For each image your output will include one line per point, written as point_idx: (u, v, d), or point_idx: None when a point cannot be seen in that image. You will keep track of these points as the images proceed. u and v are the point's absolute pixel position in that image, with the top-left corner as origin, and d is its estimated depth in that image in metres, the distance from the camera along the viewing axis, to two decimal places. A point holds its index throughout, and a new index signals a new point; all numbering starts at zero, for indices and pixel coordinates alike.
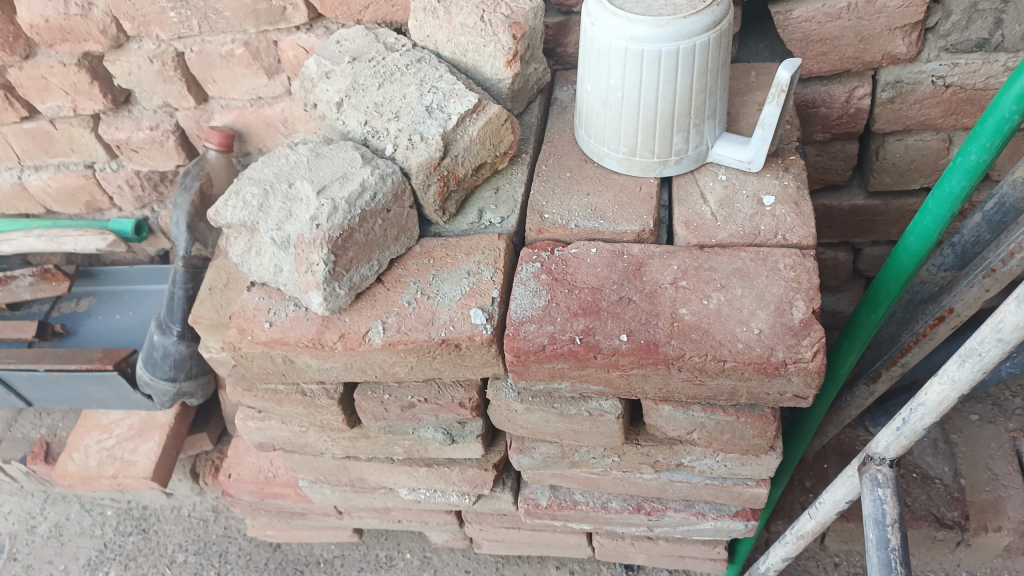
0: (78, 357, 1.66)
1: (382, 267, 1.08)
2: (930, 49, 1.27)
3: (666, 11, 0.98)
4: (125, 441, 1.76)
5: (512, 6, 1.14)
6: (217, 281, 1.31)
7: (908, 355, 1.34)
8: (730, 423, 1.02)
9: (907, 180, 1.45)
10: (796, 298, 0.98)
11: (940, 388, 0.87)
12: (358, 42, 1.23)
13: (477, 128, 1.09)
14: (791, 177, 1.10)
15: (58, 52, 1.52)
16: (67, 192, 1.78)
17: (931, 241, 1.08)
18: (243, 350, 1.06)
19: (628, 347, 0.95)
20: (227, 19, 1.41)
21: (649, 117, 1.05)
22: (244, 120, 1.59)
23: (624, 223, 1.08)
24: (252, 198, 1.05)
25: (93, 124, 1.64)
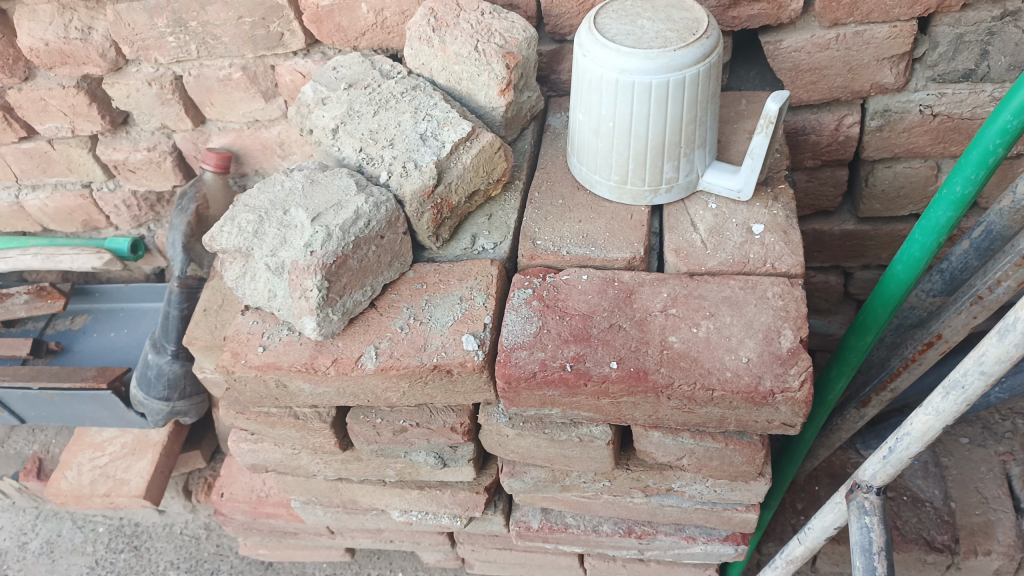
0: (73, 375, 1.66)
1: (375, 292, 1.09)
2: (918, 79, 1.29)
3: (656, 44, 1.00)
4: (118, 458, 1.76)
5: (505, 36, 1.17)
6: (213, 302, 1.32)
7: (897, 380, 1.35)
8: (720, 450, 1.03)
9: (896, 206, 1.46)
10: (784, 327, 0.99)
11: (925, 418, 0.88)
12: (353, 68, 1.25)
13: (470, 155, 1.11)
14: (780, 207, 1.11)
15: (57, 74, 1.53)
16: (64, 211, 1.80)
17: (918, 270, 1.09)
18: (237, 373, 1.07)
19: (618, 375, 0.96)
20: (225, 44, 1.43)
21: (640, 147, 1.07)
22: (241, 143, 1.61)
23: (615, 250, 1.10)
24: (247, 224, 1.06)
25: (91, 145, 1.66)
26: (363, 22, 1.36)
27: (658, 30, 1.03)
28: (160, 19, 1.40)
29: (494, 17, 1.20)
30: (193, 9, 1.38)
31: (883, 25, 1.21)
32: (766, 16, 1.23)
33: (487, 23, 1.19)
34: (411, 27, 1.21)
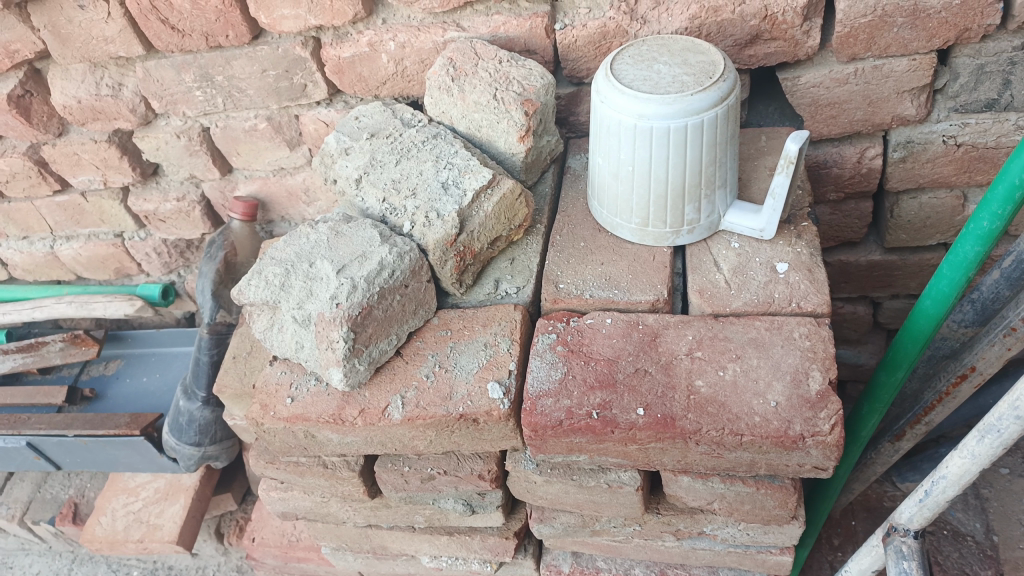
0: (107, 423, 1.69)
1: (400, 341, 1.10)
2: (940, 109, 1.28)
3: (673, 89, 1.01)
4: (151, 504, 1.78)
5: (524, 84, 1.19)
6: (241, 349, 1.34)
7: (932, 414, 1.33)
8: (751, 494, 1.01)
9: (923, 237, 1.45)
10: (812, 368, 0.98)
11: (960, 461, 0.86)
12: (375, 118, 1.27)
13: (491, 203, 1.12)
14: (804, 245, 1.11)
15: (90, 129, 1.57)
16: (97, 259, 1.84)
17: (948, 305, 1.08)
18: (266, 425, 1.08)
19: (645, 422, 0.96)
20: (250, 97, 1.47)
21: (660, 189, 1.07)
22: (267, 190, 1.64)
23: (639, 292, 1.10)
24: (274, 278, 1.08)
25: (123, 196, 1.70)
26: (384, 72, 1.38)
27: (675, 75, 1.03)
28: (187, 74, 1.44)
29: (512, 65, 1.22)
30: (219, 64, 1.41)
31: (902, 58, 1.21)
32: (783, 54, 1.23)
33: (505, 71, 1.21)
34: (431, 77, 1.23)
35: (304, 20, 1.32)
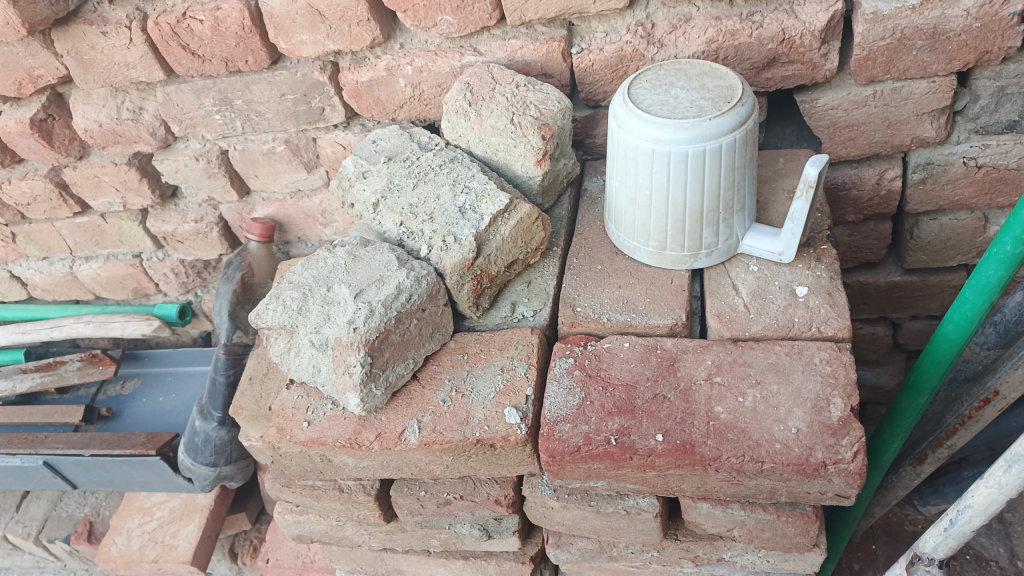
0: (123, 442, 1.70)
1: (417, 364, 1.09)
2: (960, 131, 1.27)
3: (691, 114, 1.01)
4: (166, 524, 1.78)
5: (541, 108, 1.19)
6: (258, 371, 1.34)
7: (954, 438, 1.31)
8: (772, 522, 0.99)
9: (943, 258, 1.43)
10: (833, 394, 0.97)
11: (987, 490, 0.85)
12: (393, 141, 1.28)
13: (508, 227, 1.12)
14: (824, 268, 1.10)
15: (110, 152, 1.59)
16: (115, 280, 1.85)
17: (970, 329, 1.07)
18: (282, 449, 1.08)
19: (664, 448, 0.95)
20: (269, 120, 1.48)
21: (678, 213, 1.07)
22: (285, 212, 1.65)
23: (657, 316, 1.09)
24: (292, 301, 1.08)
25: (142, 217, 1.71)
26: (401, 96, 1.39)
27: (692, 99, 1.03)
28: (206, 98, 1.45)
29: (530, 90, 1.23)
30: (239, 88, 1.43)
31: (921, 81, 1.20)
32: (801, 77, 1.23)
33: (522, 96, 1.22)
34: (448, 102, 1.24)
35: (323, 45, 1.34)
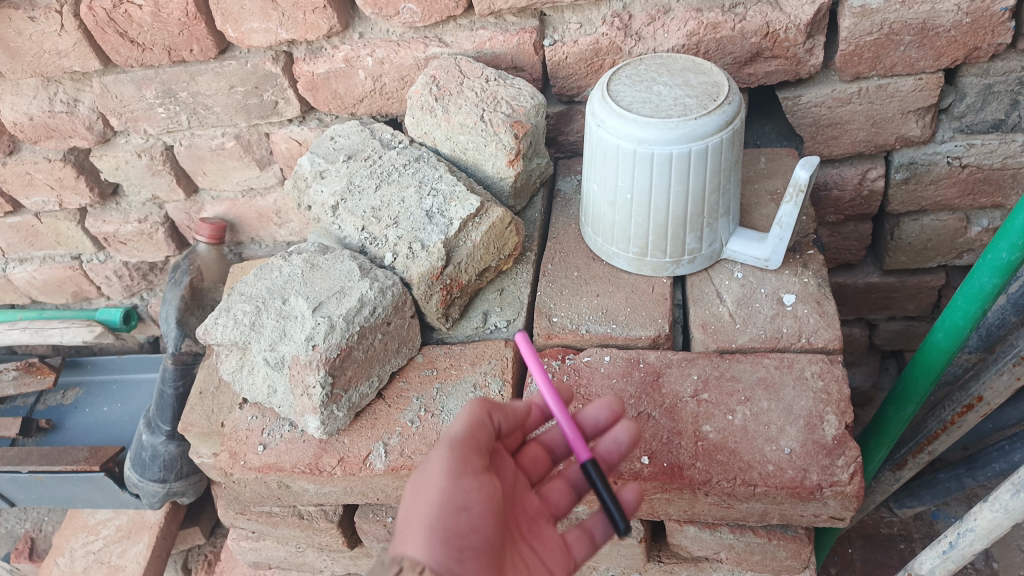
0: (64, 458, 1.58)
1: (382, 382, 1.01)
2: (944, 130, 1.23)
3: (675, 112, 0.94)
4: (113, 543, 1.64)
5: (512, 105, 1.12)
6: (208, 385, 1.24)
7: (935, 444, 1.26)
8: (761, 545, 0.94)
9: (923, 259, 1.41)
10: (826, 411, 0.91)
11: (991, 515, 0.80)
12: (352, 138, 1.19)
13: (480, 232, 1.05)
14: (811, 275, 1.05)
15: (43, 148, 1.46)
16: (53, 283, 1.73)
17: (961, 338, 1.02)
18: (235, 476, 0.99)
19: (650, 471, 0.88)
20: (217, 114, 1.37)
21: (660, 218, 1.00)
22: (236, 211, 1.55)
23: (638, 327, 1.03)
24: (242, 316, 0.99)
25: (80, 217, 1.59)
26: (361, 89, 1.30)
27: (676, 97, 0.96)
28: (148, 90, 1.34)
29: (500, 84, 1.15)
30: (183, 79, 1.32)
31: (908, 78, 1.15)
32: (784, 72, 1.18)
33: (492, 91, 1.14)
34: (413, 97, 1.15)
35: (275, 34, 1.24)
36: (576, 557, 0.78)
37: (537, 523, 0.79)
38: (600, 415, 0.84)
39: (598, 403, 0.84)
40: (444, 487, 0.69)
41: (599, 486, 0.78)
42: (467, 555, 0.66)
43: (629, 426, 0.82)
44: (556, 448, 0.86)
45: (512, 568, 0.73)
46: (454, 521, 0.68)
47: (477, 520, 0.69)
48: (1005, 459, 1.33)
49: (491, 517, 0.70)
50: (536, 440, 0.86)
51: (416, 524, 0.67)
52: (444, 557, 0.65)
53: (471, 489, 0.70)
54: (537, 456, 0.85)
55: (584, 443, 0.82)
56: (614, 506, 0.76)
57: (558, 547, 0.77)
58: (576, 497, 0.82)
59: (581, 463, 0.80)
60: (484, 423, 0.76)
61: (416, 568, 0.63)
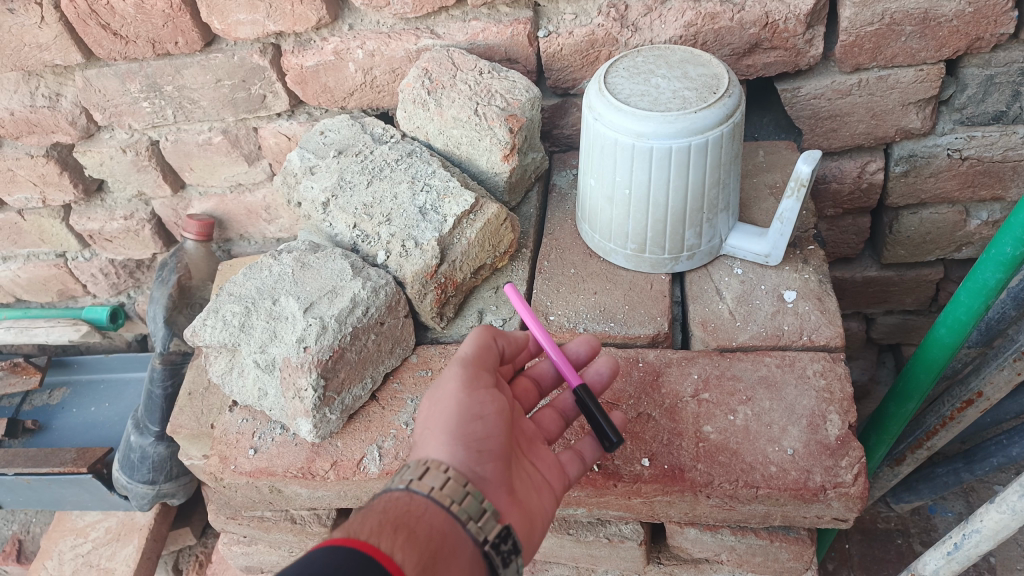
0: (51, 459, 1.55)
1: (376, 384, 0.99)
2: (945, 122, 1.21)
3: (675, 106, 0.92)
4: (102, 545, 1.61)
5: (507, 98, 1.09)
6: (197, 385, 1.22)
7: (935, 439, 1.24)
8: (764, 547, 0.92)
9: (922, 252, 1.39)
10: (830, 410, 0.89)
11: (998, 517, 0.79)
12: (343, 132, 1.16)
13: (474, 229, 1.02)
14: (812, 270, 1.03)
15: (25, 143, 1.43)
16: (38, 281, 1.69)
17: (964, 334, 1.01)
18: (226, 480, 0.97)
19: (651, 474, 0.86)
20: (203, 108, 1.34)
21: (659, 214, 0.98)
22: (224, 208, 1.52)
23: (637, 325, 1.01)
24: (232, 317, 0.96)
25: (65, 214, 1.55)
26: (351, 82, 1.27)
27: (674, 90, 0.94)
28: (132, 84, 1.31)
29: (494, 77, 1.13)
30: (168, 73, 1.29)
31: (909, 69, 1.14)
32: (783, 64, 1.16)
33: (486, 84, 1.12)
34: (404, 90, 1.13)
35: (262, 26, 1.20)
36: (571, 475, 0.80)
37: (535, 443, 0.80)
38: (581, 350, 0.88)
39: (579, 339, 0.88)
40: (460, 399, 0.74)
41: (590, 404, 0.82)
42: (486, 457, 0.72)
43: (609, 360, 0.87)
44: (543, 380, 0.90)
45: (520, 476, 0.75)
46: (471, 428, 0.73)
47: (493, 428, 0.74)
48: (1004, 453, 1.30)
49: (505, 425, 0.75)
50: (525, 374, 0.89)
51: (436, 431, 0.73)
52: (466, 458, 0.71)
53: (485, 401, 0.75)
54: (528, 387, 0.88)
55: (574, 370, 0.86)
56: (605, 421, 0.80)
57: (554, 465, 0.79)
58: (565, 424, 0.86)
59: (574, 389, 0.84)
60: (490, 347, 0.82)
61: (441, 467, 0.69)
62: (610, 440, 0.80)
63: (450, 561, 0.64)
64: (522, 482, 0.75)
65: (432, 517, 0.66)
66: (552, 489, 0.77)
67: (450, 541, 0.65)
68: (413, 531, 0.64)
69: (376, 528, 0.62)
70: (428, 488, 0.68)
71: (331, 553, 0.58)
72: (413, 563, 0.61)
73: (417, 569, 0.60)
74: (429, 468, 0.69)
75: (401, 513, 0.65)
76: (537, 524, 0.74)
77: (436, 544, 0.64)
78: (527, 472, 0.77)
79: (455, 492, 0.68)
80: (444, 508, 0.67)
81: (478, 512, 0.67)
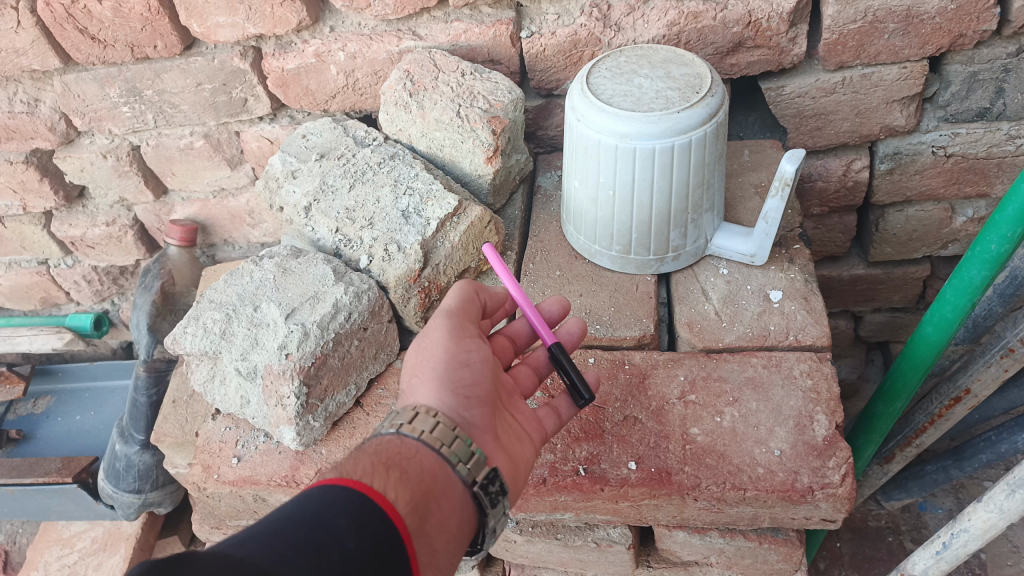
0: (35, 470, 1.53)
1: (360, 389, 0.98)
2: (929, 119, 1.21)
3: (657, 105, 0.91)
4: (89, 556, 1.58)
5: (490, 100, 1.09)
6: (181, 393, 1.21)
7: (923, 437, 1.23)
8: (753, 549, 0.91)
9: (909, 250, 1.39)
10: (816, 411, 0.89)
11: (986, 516, 0.78)
12: (325, 136, 1.15)
13: (458, 232, 1.01)
14: (798, 270, 1.03)
15: (4, 150, 1.41)
16: (20, 289, 1.67)
17: (950, 332, 1.00)
18: (209, 490, 0.95)
19: (638, 477, 0.86)
20: (184, 112, 1.33)
21: (644, 215, 0.97)
22: (207, 212, 1.51)
23: (623, 327, 1.00)
24: (213, 324, 0.95)
25: (46, 221, 1.53)
26: (333, 85, 1.26)
27: (657, 89, 0.94)
28: (112, 88, 1.29)
29: (476, 78, 1.12)
30: (148, 77, 1.27)
31: (893, 66, 1.13)
32: (767, 62, 1.15)
33: (469, 86, 1.11)
34: (386, 93, 1.12)
35: (242, 29, 1.19)
36: (548, 429, 0.80)
37: (515, 397, 0.80)
38: (553, 310, 0.89)
39: (552, 300, 0.89)
40: (448, 346, 0.73)
41: (564, 362, 0.82)
42: (474, 403, 0.72)
43: (579, 321, 0.88)
44: (518, 339, 0.89)
45: (503, 425, 0.75)
46: (459, 375, 0.73)
47: (480, 376, 0.74)
48: (993, 449, 1.31)
49: (490, 374, 0.75)
50: (501, 332, 0.88)
51: (424, 377, 0.72)
52: (454, 404, 0.71)
53: (472, 350, 0.75)
54: (505, 345, 0.87)
55: (548, 329, 0.87)
56: (578, 377, 0.81)
57: (532, 418, 0.79)
58: (539, 380, 0.87)
59: (548, 347, 0.84)
60: (475, 299, 0.80)
61: (431, 412, 0.69)
62: (583, 398, 0.80)
63: (441, 501, 0.64)
64: (505, 430, 0.75)
65: (423, 458, 0.66)
66: (534, 440, 0.77)
67: (441, 483, 0.65)
68: (406, 471, 0.63)
69: (369, 468, 0.62)
70: (418, 432, 0.68)
71: (326, 494, 0.57)
72: (406, 500, 0.60)
73: (410, 507, 0.60)
74: (419, 413, 0.69)
75: (393, 454, 0.65)
76: (522, 471, 0.74)
77: (428, 485, 0.63)
78: (509, 423, 0.77)
79: (445, 436, 0.67)
80: (435, 451, 0.66)
81: (468, 455, 0.67)
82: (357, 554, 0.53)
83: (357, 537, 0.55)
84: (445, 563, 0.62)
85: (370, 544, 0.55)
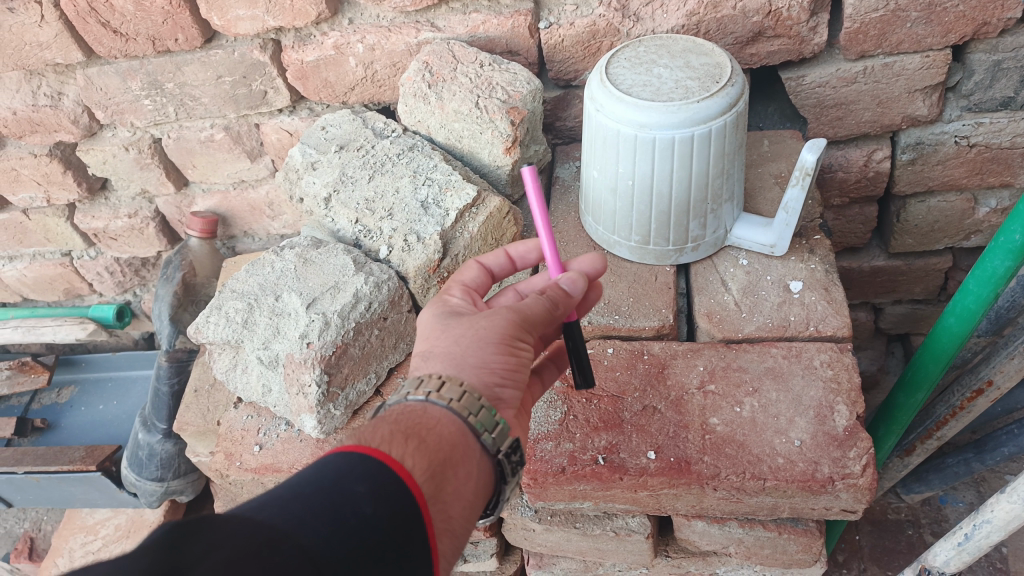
0: (60, 457, 1.56)
1: (380, 379, 0.99)
2: (952, 109, 1.20)
3: (677, 96, 0.91)
4: (112, 543, 1.61)
5: (508, 91, 1.08)
6: (203, 383, 1.22)
7: (945, 429, 1.22)
8: (772, 539, 0.91)
9: (930, 241, 1.38)
10: (837, 401, 0.88)
11: (1009, 507, 0.78)
12: (344, 127, 1.16)
13: (477, 223, 1.02)
14: (818, 260, 1.03)
15: (28, 142, 1.43)
16: (44, 280, 1.70)
17: (973, 323, 0.99)
18: (231, 477, 0.96)
19: (657, 466, 0.86)
20: (205, 105, 1.34)
21: (662, 206, 0.97)
22: (227, 205, 1.52)
23: (641, 317, 1.01)
24: (235, 313, 0.96)
25: (69, 213, 1.55)
26: (351, 77, 1.27)
27: (677, 79, 0.93)
28: (133, 82, 1.30)
29: (495, 69, 1.12)
30: (169, 70, 1.28)
31: (915, 55, 1.12)
32: (787, 52, 1.15)
33: (487, 76, 1.11)
34: (405, 84, 1.12)
35: (262, 21, 1.20)
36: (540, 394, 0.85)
37: None
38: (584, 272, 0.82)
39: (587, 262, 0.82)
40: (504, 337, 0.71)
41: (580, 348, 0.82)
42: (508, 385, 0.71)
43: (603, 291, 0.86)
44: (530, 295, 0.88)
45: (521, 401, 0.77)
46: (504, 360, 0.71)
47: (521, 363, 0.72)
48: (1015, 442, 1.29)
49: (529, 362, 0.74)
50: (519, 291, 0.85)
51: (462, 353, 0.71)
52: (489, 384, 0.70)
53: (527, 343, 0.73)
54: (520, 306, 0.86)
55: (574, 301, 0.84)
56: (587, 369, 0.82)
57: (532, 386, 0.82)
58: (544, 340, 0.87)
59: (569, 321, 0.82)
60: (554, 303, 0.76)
61: (457, 381, 0.68)
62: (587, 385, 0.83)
63: (460, 470, 0.63)
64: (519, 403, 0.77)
65: (445, 426, 0.65)
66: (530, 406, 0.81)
67: (461, 451, 0.65)
68: (425, 440, 0.63)
69: (388, 437, 0.62)
70: (446, 400, 0.66)
71: (345, 460, 0.57)
72: (423, 469, 0.60)
73: (426, 475, 0.60)
74: (446, 381, 0.67)
75: (414, 423, 0.64)
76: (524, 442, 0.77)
77: (446, 454, 0.63)
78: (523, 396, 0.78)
79: (471, 405, 0.66)
80: (460, 419, 0.66)
81: (492, 425, 0.67)
82: (375, 520, 0.54)
83: (375, 504, 0.55)
84: (459, 529, 0.63)
85: (387, 511, 0.55)
